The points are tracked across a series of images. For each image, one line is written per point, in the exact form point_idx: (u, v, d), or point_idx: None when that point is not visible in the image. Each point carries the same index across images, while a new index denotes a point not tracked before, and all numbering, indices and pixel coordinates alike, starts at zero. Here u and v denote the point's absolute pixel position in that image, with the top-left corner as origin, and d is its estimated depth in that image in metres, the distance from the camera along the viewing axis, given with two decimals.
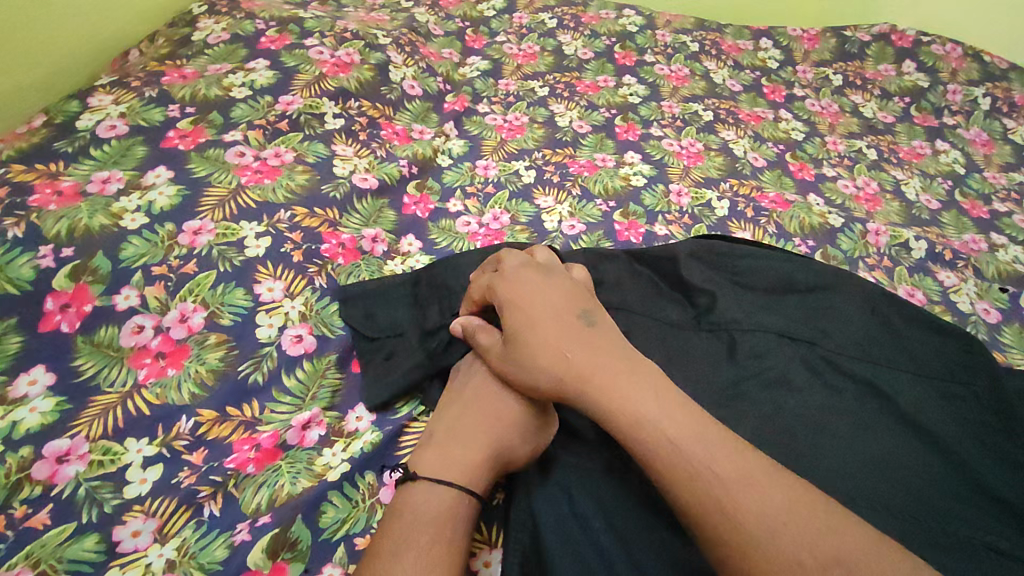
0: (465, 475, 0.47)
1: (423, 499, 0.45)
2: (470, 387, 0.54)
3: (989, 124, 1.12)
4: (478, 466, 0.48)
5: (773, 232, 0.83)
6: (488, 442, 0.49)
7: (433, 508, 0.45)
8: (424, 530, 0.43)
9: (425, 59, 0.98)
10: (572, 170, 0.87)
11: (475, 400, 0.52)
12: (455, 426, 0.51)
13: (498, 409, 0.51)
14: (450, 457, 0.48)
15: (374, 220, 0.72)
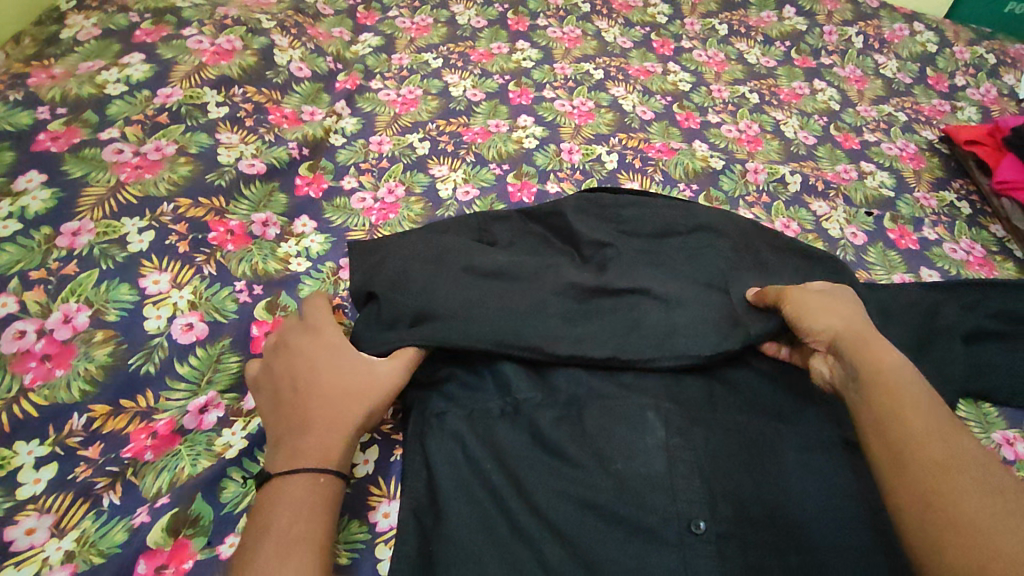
0: (320, 451, 0.51)
1: (281, 485, 0.49)
2: (293, 395, 0.55)
3: (862, 61, 1.20)
4: (331, 439, 0.52)
5: (659, 180, 0.88)
6: (337, 416, 0.53)
7: (292, 490, 0.49)
8: (284, 512, 0.47)
9: (313, 39, 0.97)
10: (466, 138, 0.89)
11: (294, 398, 0.55)
12: (292, 420, 0.53)
13: (325, 390, 0.55)
14: (304, 449, 0.51)
15: (264, 204, 0.73)
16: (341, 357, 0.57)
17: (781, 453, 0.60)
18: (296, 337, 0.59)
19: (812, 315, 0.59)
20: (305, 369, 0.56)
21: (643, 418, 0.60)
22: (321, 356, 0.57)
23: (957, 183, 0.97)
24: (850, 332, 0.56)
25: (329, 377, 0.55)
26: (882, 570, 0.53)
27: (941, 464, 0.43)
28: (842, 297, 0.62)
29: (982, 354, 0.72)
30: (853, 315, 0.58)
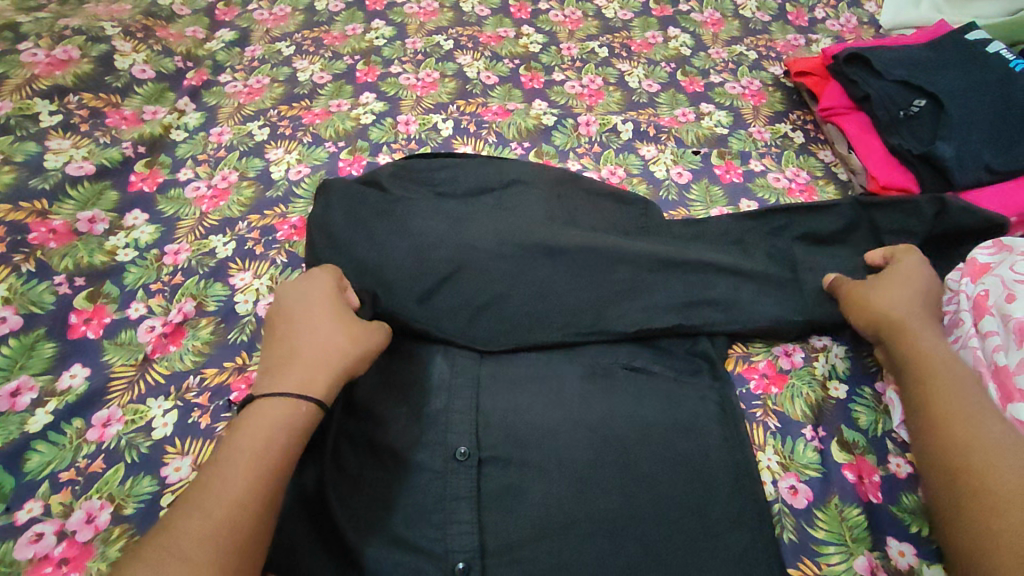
0: (306, 382, 0.53)
1: (263, 411, 0.50)
2: (296, 344, 0.56)
3: (721, 3, 1.22)
4: (317, 372, 0.54)
5: (492, 141, 0.92)
6: (327, 355, 0.55)
7: (270, 416, 0.50)
8: (255, 440, 0.48)
9: (161, 41, 1.01)
10: (305, 120, 0.93)
11: (286, 343, 0.57)
12: (285, 357, 0.55)
13: (318, 332, 0.57)
14: (294, 379, 0.53)
15: (93, 202, 0.78)
16: (337, 316, 0.59)
17: (561, 382, 0.64)
18: (292, 295, 0.61)
19: (882, 302, 0.63)
20: (298, 321, 0.59)
21: (430, 363, 0.66)
22: (315, 310, 0.59)
23: (794, 116, 1.00)
24: (897, 324, 0.60)
25: (321, 334, 0.57)
26: (637, 477, 0.57)
27: (1000, 465, 0.47)
28: (928, 270, 0.66)
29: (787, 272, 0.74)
30: (933, 304, 0.63)
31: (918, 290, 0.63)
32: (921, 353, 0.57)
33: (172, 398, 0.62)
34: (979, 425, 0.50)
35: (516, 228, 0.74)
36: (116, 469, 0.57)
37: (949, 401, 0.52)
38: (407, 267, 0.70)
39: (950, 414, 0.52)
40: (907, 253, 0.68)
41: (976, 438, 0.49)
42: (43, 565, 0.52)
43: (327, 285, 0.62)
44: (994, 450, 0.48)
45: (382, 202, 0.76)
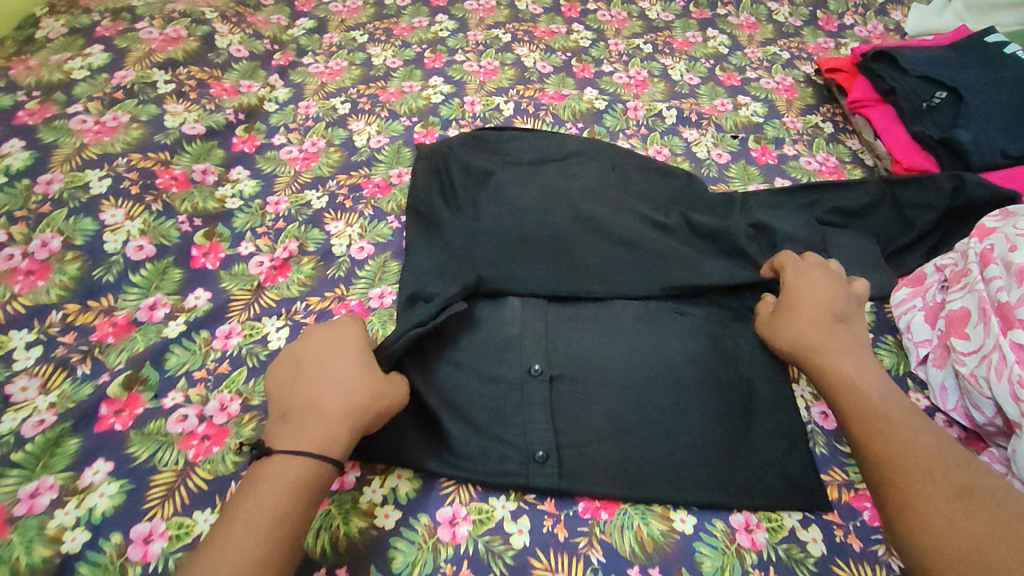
0: (321, 440, 0.54)
1: (280, 467, 0.52)
2: (316, 392, 0.57)
3: (756, 9, 1.31)
4: (336, 430, 0.54)
5: (550, 121, 1.02)
6: (347, 410, 0.56)
7: (287, 473, 0.51)
8: (274, 493, 0.50)
9: (252, 26, 1.12)
10: (382, 98, 1.04)
11: (306, 392, 0.57)
12: (304, 408, 0.56)
13: (338, 385, 0.57)
14: (310, 434, 0.54)
15: (203, 156, 0.88)
16: (362, 365, 0.60)
17: (619, 320, 0.74)
18: (315, 344, 0.61)
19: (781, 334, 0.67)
20: (318, 370, 0.58)
21: (505, 303, 0.75)
22: (339, 360, 0.59)
23: (824, 109, 1.09)
24: (812, 348, 0.64)
25: (345, 382, 0.57)
26: (688, 393, 0.66)
27: (929, 474, 0.51)
28: (822, 279, 0.69)
29: (820, 237, 0.83)
30: (816, 314, 0.66)
31: (816, 313, 0.66)
32: (816, 360, 0.63)
33: (283, 318, 0.73)
34: (880, 415, 0.56)
35: (578, 196, 0.84)
36: (241, 371, 0.68)
37: (859, 399, 0.58)
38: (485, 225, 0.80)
39: (879, 430, 0.55)
40: (785, 272, 0.71)
41: (905, 446, 0.53)
42: (190, 438, 0.62)
43: (351, 336, 0.62)
44: (900, 443, 0.54)
45: (459, 168, 0.86)
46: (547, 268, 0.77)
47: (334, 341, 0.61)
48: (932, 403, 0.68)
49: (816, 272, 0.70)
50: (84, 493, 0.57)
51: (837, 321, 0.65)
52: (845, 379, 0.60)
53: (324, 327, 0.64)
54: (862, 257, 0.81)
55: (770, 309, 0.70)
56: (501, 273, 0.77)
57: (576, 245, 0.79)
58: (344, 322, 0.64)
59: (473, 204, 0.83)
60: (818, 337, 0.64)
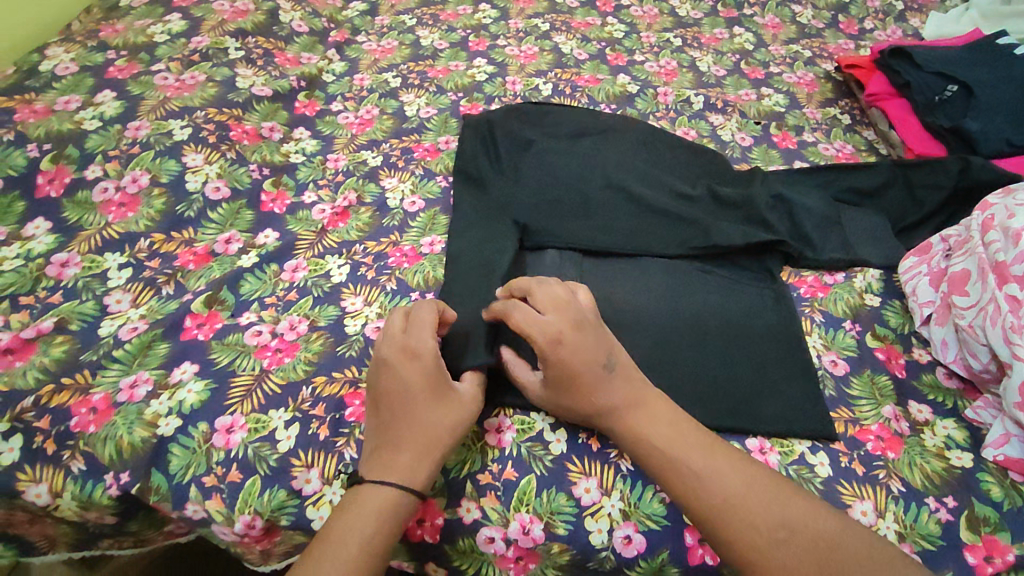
0: (409, 472, 0.57)
1: (365, 500, 0.56)
2: (402, 426, 0.59)
3: (781, 11, 1.39)
4: (421, 463, 0.58)
5: (585, 102, 1.10)
6: (432, 446, 0.59)
7: (374, 505, 0.55)
8: (365, 527, 0.54)
9: (312, 5, 1.20)
10: (430, 74, 1.12)
11: (394, 424, 0.59)
12: (394, 439, 0.59)
13: (422, 419, 0.59)
14: (398, 465, 0.57)
15: (270, 116, 0.96)
16: (440, 397, 0.60)
17: (647, 273, 0.81)
18: (399, 356, 0.61)
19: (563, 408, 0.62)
20: (404, 394, 0.60)
21: (542, 254, 0.82)
22: (419, 396, 0.59)
23: (843, 102, 1.15)
24: (599, 416, 0.61)
25: (428, 419, 0.59)
26: (708, 338, 0.74)
27: (755, 532, 0.52)
28: (573, 330, 0.60)
29: (835, 211, 0.89)
30: (582, 375, 0.60)
31: (582, 378, 0.60)
32: (612, 422, 0.60)
33: (344, 257, 0.80)
34: (680, 472, 0.56)
35: (612, 166, 0.91)
36: (308, 298, 0.75)
37: (653, 457, 0.58)
38: (526, 184, 0.87)
39: (699, 492, 0.55)
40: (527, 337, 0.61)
41: (721, 505, 0.54)
42: (264, 350, 0.70)
43: (428, 361, 0.61)
44: (712, 510, 0.54)
45: (503, 135, 0.94)
46: (582, 223, 0.84)
47: (411, 366, 0.60)
48: (934, 357, 0.74)
49: (561, 324, 0.60)
50: (174, 388, 0.65)
51: (606, 372, 0.60)
52: (634, 441, 0.59)
53: (401, 342, 0.62)
54: (874, 231, 0.88)
55: (538, 379, 0.63)
56: (541, 225, 0.83)
57: (608, 208, 0.86)
58: (421, 336, 0.62)
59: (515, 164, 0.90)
60: (590, 400, 0.60)
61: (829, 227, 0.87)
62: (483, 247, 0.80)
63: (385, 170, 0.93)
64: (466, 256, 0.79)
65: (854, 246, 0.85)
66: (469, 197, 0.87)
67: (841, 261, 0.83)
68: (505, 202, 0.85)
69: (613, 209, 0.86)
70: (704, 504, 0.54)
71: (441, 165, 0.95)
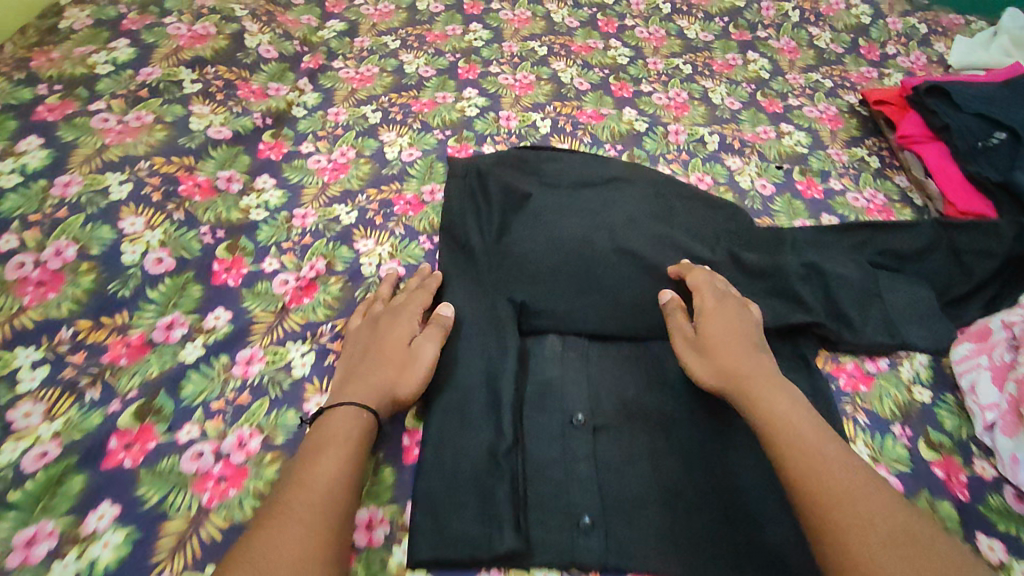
0: (363, 396, 0.59)
1: (346, 426, 0.57)
2: (360, 363, 0.64)
3: (797, 33, 1.27)
4: (369, 394, 0.60)
5: (587, 141, 0.98)
6: (378, 381, 0.61)
7: (344, 430, 0.56)
8: (340, 446, 0.55)
9: (282, 26, 1.07)
10: (414, 108, 1.00)
11: (358, 361, 0.64)
12: (356, 372, 0.63)
13: (382, 360, 0.63)
14: (351, 391, 0.60)
15: (229, 163, 0.84)
16: (401, 344, 0.65)
17: (662, 360, 0.70)
18: (382, 313, 0.69)
19: (700, 362, 0.63)
20: (375, 334, 0.67)
21: (543, 337, 0.72)
22: (387, 339, 0.65)
23: (869, 142, 1.05)
24: (734, 377, 0.61)
25: (384, 361, 0.63)
26: (744, 458, 0.61)
27: (869, 529, 0.47)
28: (736, 316, 0.67)
29: (873, 282, 0.80)
30: (737, 340, 0.64)
31: (723, 338, 0.64)
32: (739, 390, 0.60)
33: (308, 343, 0.70)
34: (807, 443, 0.53)
35: (622, 225, 0.81)
36: (262, 402, 0.64)
37: (776, 424, 0.55)
38: (521, 252, 0.76)
39: (822, 467, 0.51)
40: (701, 303, 0.69)
41: (847, 496, 0.49)
42: (205, 481, 0.57)
43: (401, 315, 0.68)
44: (830, 492, 0.49)
45: (496, 190, 0.83)
46: (586, 303, 0.73)
47: (390, 317, 0.68)
48: (999, 473, 0.64)
49: (729, 309, 0.68)
50: (86, 542, 0.53)
51: (755, 350, 0.64)
52: (771, 411, 0.57)
53: (391, 303, 0.71)
54: (917, 306, 0.78)
55: (688, 329, 0.67)
56: (544, 304, 0.72)
57: (619, 278, 0.75)
58: (410, 304, 0.70)
59: (508, 229, 0.79)
60: (729, 359, 0.62)
61: (868, 304, 0.78)
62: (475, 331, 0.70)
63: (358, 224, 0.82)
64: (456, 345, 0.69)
65: (899, 326, 0.76)
66: (460, 268, 0.77)
67: (884, 345, 0.74)
68: (496, 279, 0.74)
69: (626, 278, 0.75)
70: (827, 478, 0.50)
71: (428, 222, 0.84)
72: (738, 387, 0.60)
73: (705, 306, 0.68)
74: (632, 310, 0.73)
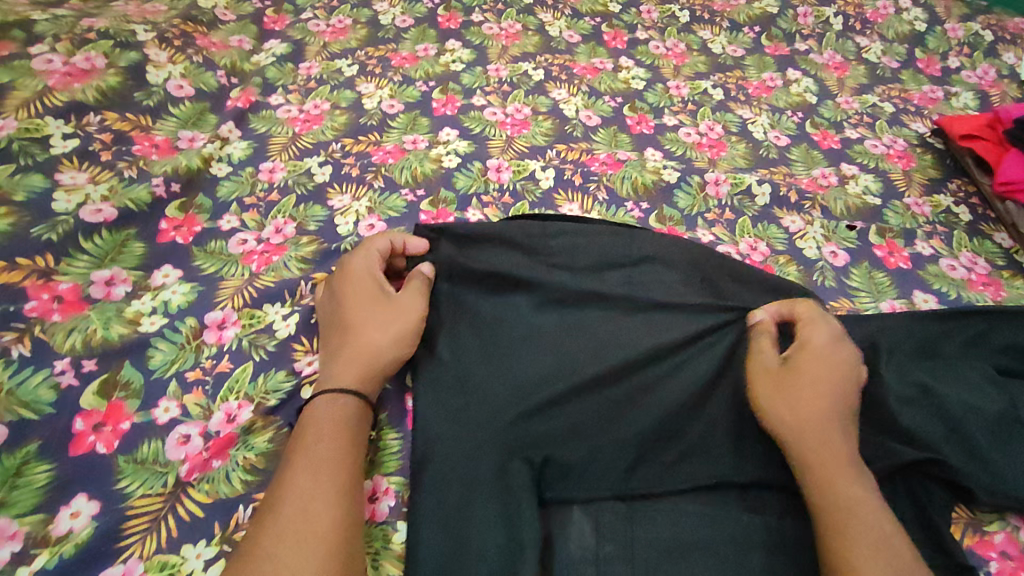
0: (350, 380, 0.52)
1: (335, 420, 0.49)
2: (337, 341, 0.56)
3: (843, 44, 1.05)
4: (357, 375, 0.53)
5: (603, 199, 0.76)
6: (365, 356, 0.54)
7: (332, 424, 0.49)
8: (335, 451, 0.47)
9: (202, 51, 0.83)
10: (375, 158, 0.76)
11: (332, 339, 0.56)
12: (333, 353, 0.55)
13: (359, 332, 0.55)
14: (335, 376, 0.53)
15: (112, 257, 0.61)
16: (375, 306, 0.57)
17: (746, 553, 0.48)
18: (340, 273, 0.60)
19: (784, 408, 0.51)
20: (342, 303, 0.58)
21: (567, 518, 0.50)
22: (358, 305, 0.57)
23: (954, 184, 0.84)
24: (817, 436, 0.49)
25: (364, 333, 0.55)
26: None
27: None
28: (831, 343, 0.55)
29: (1009, 399, 0.59)
30: (834, 381, 0.52)
31: (820, 382, 0.52)
32: (820, 463, 0.48)
33: (215, 543, 0.47)
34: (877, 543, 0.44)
35: (658, 334, 0.58)
36: None
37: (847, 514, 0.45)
38: (529, 381, 0.55)
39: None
40: (804, 327, 0.56)
41: None
42: None
43: (363, 275, 0.59)
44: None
45: (486, 289, 0.61)
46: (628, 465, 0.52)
47: (348, 274, 0.59)
48: None
49: (827, 336, 0.55)
50: None
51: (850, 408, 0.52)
52: (850, 495, 0.46)
53: (346, 262, 0.61)
54: None
55: (777, 360, 0.54)
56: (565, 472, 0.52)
57: (661, 422, 0.54)
58: (367, 260, 0.61)
59: (508, 344, 0.57)
60: (815, 409, 0.50)
61: (1011, 438, 0.57)
62: (469, 528, 0.48)
63: (299, 338, 0.59)
64: (447, 555, 0.47)
65: None
66: (448, 410, 0.54)
67: None
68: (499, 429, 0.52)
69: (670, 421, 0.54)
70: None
71: None
72: (816, 457, 0.48)
73: (810, 337, 0.55)
74: (685, 476, 0.52)
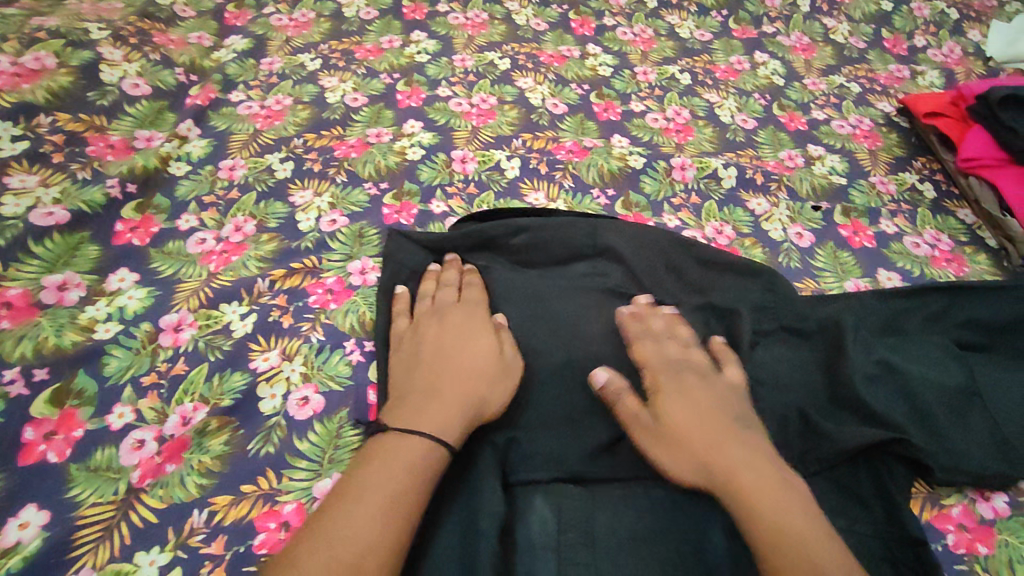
0: (443, 422, 0.47)
1: (397, 446, 0.45)
2: (434, 374, 0.51)
3: (810, 26, 1.05)
4: (455, 413, 0.48)
5: (568, 187, 0.76)
6: (464, 396, 0.50)
7: (402, 456, 0.45)
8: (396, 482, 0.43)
9: (159, 48, 0.81)
10: (338, 153, 0.76)
11: (426, 372, 0.52)
12: (429, 387, 0.50)
13: (459, 370, 0.51)
14: (425, 412, 0.48)
15: (65, 261, 0.60)
16: (489, 346, 0.54)
17: (705, 536, 0.49)
18: (432, 308, 0.58)
19: (671, 457, 0.48)
20: (445, 335, 0.55)
21: (528, 506, 0.50)
22: (472, 339, 0.54)
23: (919, 163, 0.85)
24: (718, 475, 0.46)
25: (464, 373, 0.51)
26: None
27: None
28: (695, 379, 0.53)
29: (968, 375, 0.59)
30: (716, 414, 0.49)
31: (697, 415, 0.49)
32: (733, 493, 0.44)
33: (170, 548, 0.46)
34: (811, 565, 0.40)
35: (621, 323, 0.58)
36: None
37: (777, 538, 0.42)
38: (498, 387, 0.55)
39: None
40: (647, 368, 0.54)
41: None
42: None
43: (464, 313, 0.57)
44: None
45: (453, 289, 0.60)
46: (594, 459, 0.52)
47: (455, 303, 0.58)
48: None
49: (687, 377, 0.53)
50: None
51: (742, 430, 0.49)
52: (780, 518, 0.42)
53: (446, 296, 0.59)
54: None
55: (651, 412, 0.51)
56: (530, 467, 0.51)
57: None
58: (471, 294, 0.59)
59: None
60: (712, 445, 0.47)
61: (968, 413, 0.57)
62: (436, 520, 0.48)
63: (254, 337, 0.58)
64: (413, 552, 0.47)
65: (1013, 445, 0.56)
66: None
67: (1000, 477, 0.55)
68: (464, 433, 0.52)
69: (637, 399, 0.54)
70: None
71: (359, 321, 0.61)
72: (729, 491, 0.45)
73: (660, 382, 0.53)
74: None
